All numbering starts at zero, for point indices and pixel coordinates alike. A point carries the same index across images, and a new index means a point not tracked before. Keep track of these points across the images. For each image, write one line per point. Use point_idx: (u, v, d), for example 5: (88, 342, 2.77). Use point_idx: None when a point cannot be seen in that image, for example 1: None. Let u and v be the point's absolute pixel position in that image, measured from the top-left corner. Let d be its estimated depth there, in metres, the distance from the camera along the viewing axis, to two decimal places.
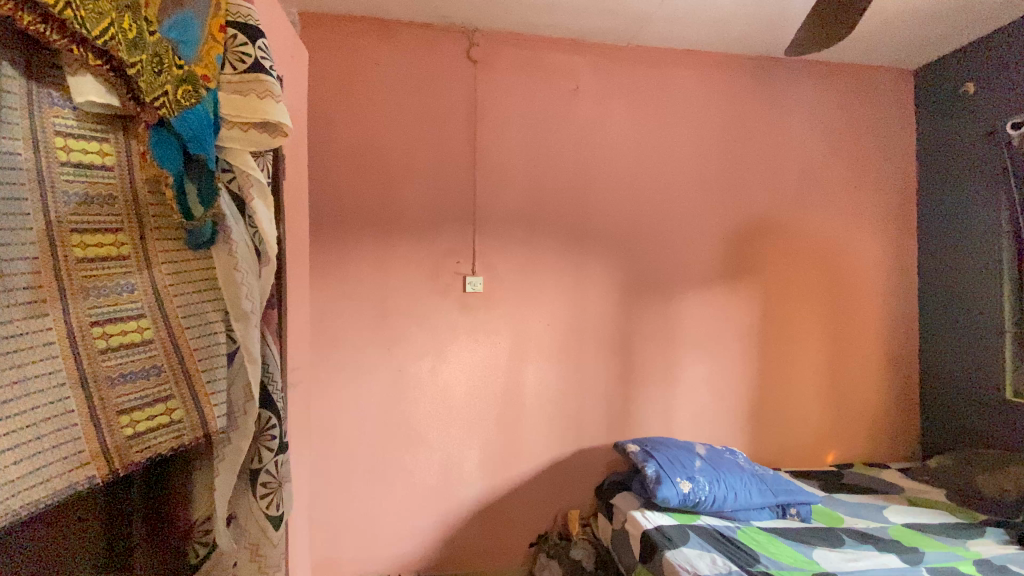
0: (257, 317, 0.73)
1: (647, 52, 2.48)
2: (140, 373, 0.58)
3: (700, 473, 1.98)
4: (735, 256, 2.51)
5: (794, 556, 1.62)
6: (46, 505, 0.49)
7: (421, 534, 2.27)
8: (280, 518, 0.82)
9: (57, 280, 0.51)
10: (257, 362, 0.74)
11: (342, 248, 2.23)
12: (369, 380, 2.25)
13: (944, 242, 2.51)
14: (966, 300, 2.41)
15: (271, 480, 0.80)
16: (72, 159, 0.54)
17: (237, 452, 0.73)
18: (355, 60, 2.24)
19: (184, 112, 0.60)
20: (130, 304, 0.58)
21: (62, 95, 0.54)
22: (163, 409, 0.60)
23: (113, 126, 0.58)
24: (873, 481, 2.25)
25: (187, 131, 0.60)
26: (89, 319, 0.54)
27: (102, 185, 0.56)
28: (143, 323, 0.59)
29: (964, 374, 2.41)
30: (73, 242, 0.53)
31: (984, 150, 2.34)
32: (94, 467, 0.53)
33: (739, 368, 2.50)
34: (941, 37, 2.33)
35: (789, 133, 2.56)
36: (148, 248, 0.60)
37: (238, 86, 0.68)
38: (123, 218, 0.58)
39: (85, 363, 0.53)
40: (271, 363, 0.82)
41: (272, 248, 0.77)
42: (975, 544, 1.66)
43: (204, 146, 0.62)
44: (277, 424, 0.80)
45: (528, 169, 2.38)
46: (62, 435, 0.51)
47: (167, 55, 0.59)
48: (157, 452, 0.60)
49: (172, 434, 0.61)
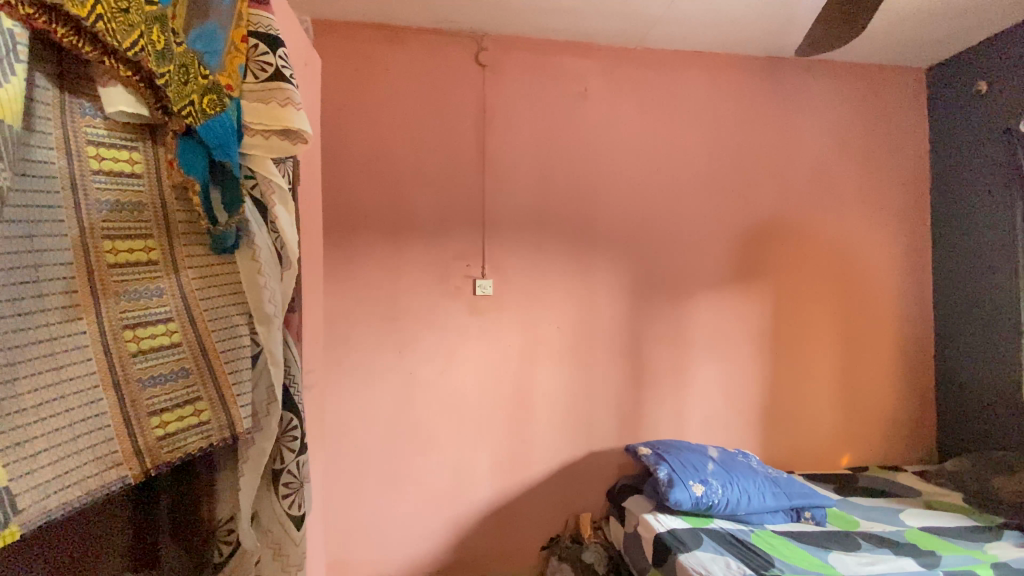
0: (279, 320, 0.75)
1: (656, 54, 2.48)
2: (169, 376, 0.60)
3: (713, 476, 1.97)
4: (746, 257, 2.50)
5: (810, 560, 1.60)
6: (80, 504, 0.50)
7: (433, 537, 2.28)
8: (302, 518, 0.83)
9: (90, 285, 0.53)
10: (280, 364, 0.75)
11: (353, 252, 2.25)
12: (381, 383, 2.26)
13: (958, 241, 2.48)
14: (982, 300, 2.37)
15: (293, 481, 0.81)
16: (102, 168, 0.56)
17: (261, 454, 0.75)
18: (366, 66, 2.27)
19: (211, 121, 0.61)
20: (159, 308, 0.59)
21: (91, 106, 0.55)
22: (192, 410, 0.61)
23: (142, 135, 0.59)
24: (889, 484, 2.22)
25: (212, 139, 0.61)
26: (121, 323, 0.55)
27: (131, 192, 0.58)
28: (171, 327, 0.60)
29: (981, 376, 2.37)
30: (105, 247, 0.55)
31: (998, 148, 2.31)
32: (126, 467, 0.54)
33: (751, 370, 2.48)
34: (953, 35, 2.31)
35: (799, 134, 2.54)
36: (176, 253, 0.62)
37: (259, 95, 0.70)
38: (151, 225, 0.60)
39: (117, 366, 0.54)
40: (293, 366, 0.83)
41: (294, 253, 0.79)
42: (994, 547, 1.63)
43: (229, 153, 0.63)
44: (299, 425, 0.82)
45: (537, 172, 2.39)
46: (94, 436, 0.52)
47: (194, 66, 0.60)
48: (187, 453, 0.61)
49: (200, 434, 0.62)
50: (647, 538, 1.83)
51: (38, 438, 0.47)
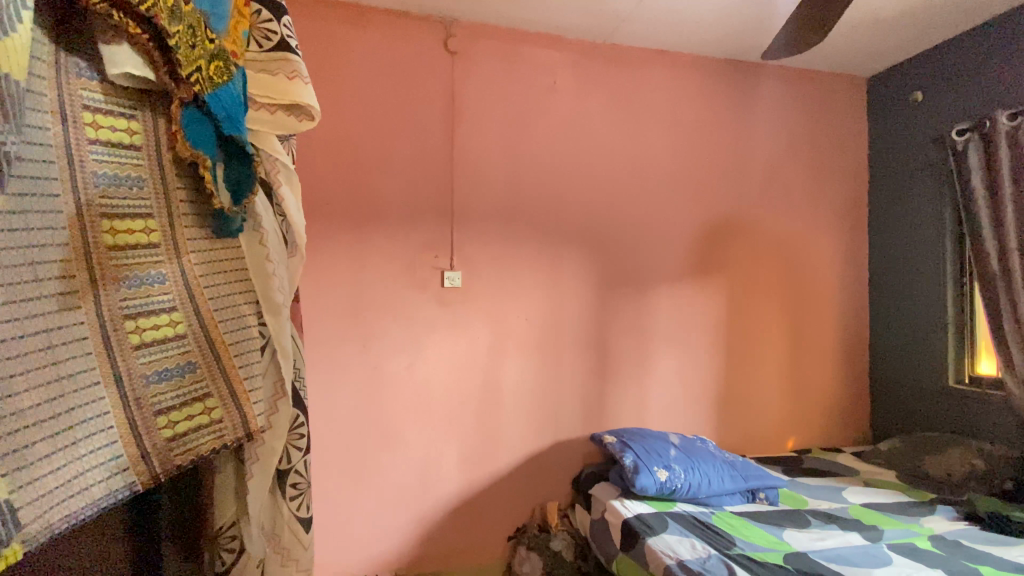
0: (287, 309, 0.72)
1: (624, 51, 2.52)
2: (175, 371, 0.54)
3: (675, 462, 2.05)
4: (705, 252, 2.60)
5: (767, 538, 1.70)
6: (83, 517, 0.45)
7: (399, 533, 2.23)
8: (310, 521, 0.79)
9: (88, 269, 0.47)
10: (289, 357, 0.71)
11: (315, 242, 2.15)
12: (345, 377, 2.18)
13: (892, 240, 2.69)
14: (912, 293, 2.60)
15: (301, 481, 0.78)
16: (100, 137, 0.50)
17: (272, 453, 0.71)
18: (329, 46, 2.16)
19: (218, 90, 0.56)
20: (162, 296, 0.54)
21: (89, 67, 0.50)
22: (202, 408, 0.56)
23: (142, 102, 0.54)
24: (831, 464, 2.40)
25: (221, 110, 0.56)
26: (121, 312, 0.50)
27: (131, 167, 0.52)
28: (176, 317, 0.55)
29: (911, 364, 2.59)
30: (105, 227, 0.49)
31: (930, 155, 2.52)
32: (134, 473, 0.49)
33: (708, 359, 2.60)
34: (893, 47, 2.50)
35: (755, 135, 2.67)
36: (178, 235, 0.56)
37: (264, 65, 0.65)
38: (152, 202, 0.54)
39: (119, 360, 0.49)
40: (299, 359, 0.79)
41: (301, 237, 0.75)
42: (928, 521, 1.79)
43: (238, 125, 0.58)
44: (306, 422, 0.79)
45: (508, 163, 2.38)
46: (97, 440, 0.46)
47: (200, 28, 0.55)
48: (199, 455, 0.56)
49: (213, 434, 0.57)
50: (616, 524, 1.88)
51: (38, 442, 0.41)
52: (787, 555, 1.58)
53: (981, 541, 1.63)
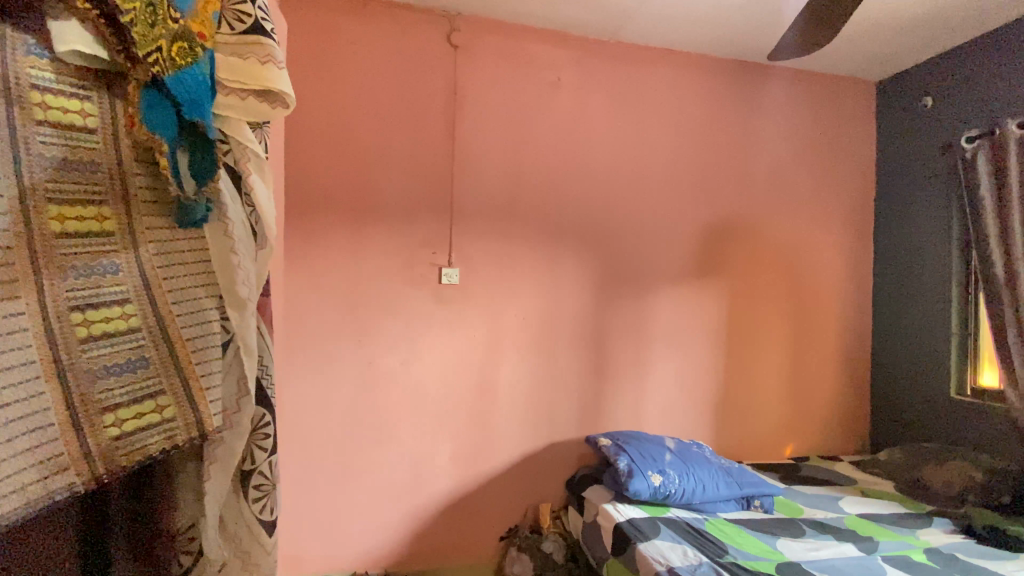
0: (254, 304, 0.69)
1: (628, 49, 2.49)
2: (126, 366, 0.53)
3: (670, 466, 2.02)
4: (707, 254, 2.57)
5: (760, 547, 1.67)
6: (15, 518, 0.44)
7: (391, 530, 2.22)
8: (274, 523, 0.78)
9: (30, 258, 0.47)
10: (253, 354, 0.69)
11: (311, 235, 2.14)
12: (339, 372, 2.17)
13: (897, 246, 2.65)
14: (916, 302, 2.56)
15: (265, 482, 0.77)
16: (49, 119, 0.49)
17: (232, 453, 0.69)
18: (330, 37, 2.14)
19: (181, 73, 0.54)
20: (112, 289, 0.53)
21: (39, 46, 0.49)
22: (153, 406, 0.55)
23: (97, 83, 0.53)
24: (829, 473, 2.37)
25: (182, 95, 0.54)
26: (67, 304, 0.49)
27: (83, 152, 0.51)
28: (128, 311, 0.53)
29: (912, 373, 2.55)
30: (51, 214, 0.49)
31: (938, 161, 2.47)
32: (74, 473, 0.48)
33: (707, 363, 2.57)
34: (904, 51, 2.45)
35: (761, 137, 2.63)
36: (135, 224, 0.56)
37: (235, 49, 0.63)
38: (106, 189, 0.53)
39: (62, 354, 0.48)
40: (266, 355, 0.78)
41: (270, 229, 0.74)
42: (924, 533, 1.76)
43: (202, 110, 0.56)
44: (272, 421, 0.79)
45: (508, 159, 2.35)
46: (36, 436, 0.46)
47: (162, 7, 0.54)
48: (148, 456, 0.54)
49: (163, 435, 0.55)
50: (607, 528, 1.86)
51: None
52: (780, 565, 1.56)
53: (977, 556, 1.60)
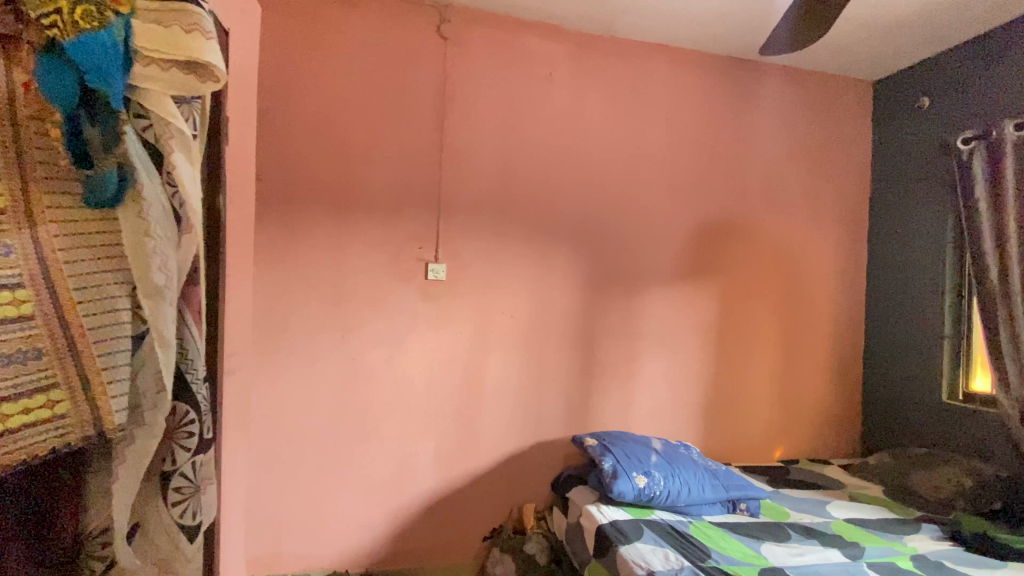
0: (173, 294, 0.70)
1: (622, 44, 2.45)
2: (16, 356, 0.56)
3: (656, 468, 1.98)
4: (699, 254, 2.53)
5: (744, 551, 1.64)
6: None
7: (371, 529, 2.19)
8: (196, 530, 0.77)
9: None
10: (170, 347, 0.70)
11: (295, 228, 2.10)
12: (321, 368, 2.13)
13: (891, 249, 2.62)
14: (909, 305, 2.53)
15: (185, 486, 0.76)
16: None
17: (144, 455, 0.69)
18: (317, 27, 2.10)
19: (83, 37, 0.58)
20: (7, 271, 0.55)
21: None
22: (44, 400, 0.58)
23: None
24: (818, 476, 2.34)
25: (84, 61, 0.58)
26: None
27: None
28: (22, 295, 0.56)
29: (904, 376, 2.52)
30: None
31: (934, 162, 2.44)
32: None
33: (697, 364, 2.54)
34: (901, 50, 2.42)
35: (756, 136, 2.59)
36: (35, 201, 0.59)
37: (158, 17, 0.64)
38: (4, 165, 0.57)
39: None
40: (190, 349, 0.78)
41: (194, 214, 0.73)
42: (912, 540, 1.73)
43: (106, 78, 0.59)
44: (194, 420, 0.77)
45: (498, 154, 2.31)
46: None
47: None
48: (36, 454, 0.57)
49: (54, 433, 0.58)
50: (589, 530, 1.83)
51: None
52: (764, 571, 1.53)
53: (965, 564, 1.57)
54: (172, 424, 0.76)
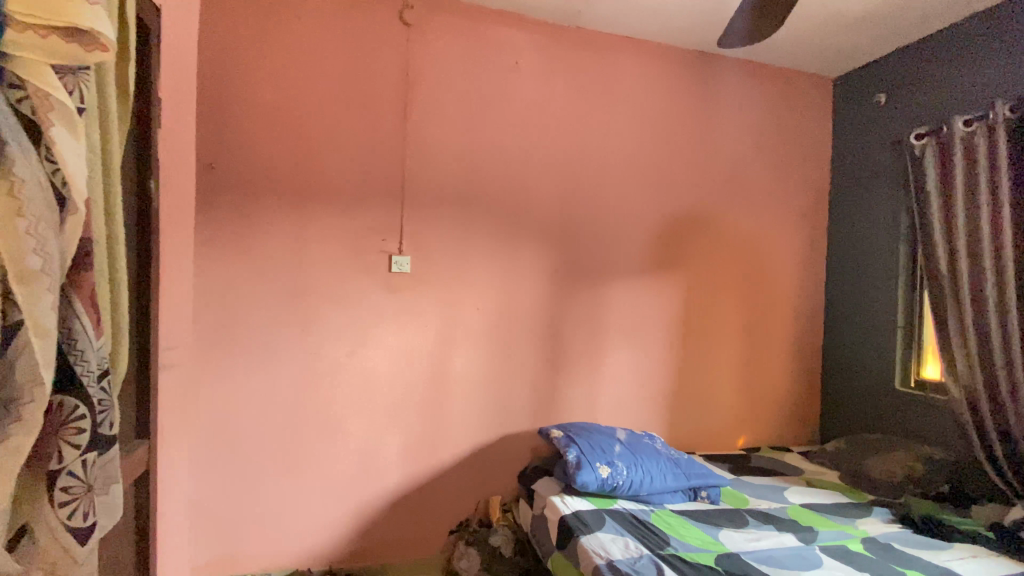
0: (51, 281, 0.62)
1: (589, 35, 2.44)
2: None
3: (619, 458, 2.00)
4: (664, 246, 2.56)
5: (702, 538, 1.67)
6: None
7: (334, 525, 2.15)
8: (89, 532, 0.71)
9: None
10: (49, 335, 0.62)
11: (252, 218, 2.03)
12: (281, 362, 2.08)
13: (849, 241, 2.69)
14: (865, 295, 2.60)
15: (75, 485, 0.69)
16: None
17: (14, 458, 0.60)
18: (274, 11, 2.03)
19: None
20: None
21: None
22: None
23: None
24: (777, 464, 2.40)
25: None
26: None
27: None
28: None
29: (860, 365, 2.60)
30: None
31: (888, 157, 2.51)
32: None
33: (663, 355, 2.56)
34: (859, 47, 2.47)
35: (720, 130, 2.62)
36: None
37: None
38: None
39: None
40: (76, 337, 0.70)
41: (78, 194, 0.66)
42: (863, 523, 1.79)
43: None
44: (84, 411, 0.71)
45: (463, 145, 2.28)
46: None
47: None
48: None
49: None
50: (552, 521, 1.83)
51: None
52: (721, 556, 1.55)
53: (912, 545, 1.62)
54: (58, 419, 0.69)
